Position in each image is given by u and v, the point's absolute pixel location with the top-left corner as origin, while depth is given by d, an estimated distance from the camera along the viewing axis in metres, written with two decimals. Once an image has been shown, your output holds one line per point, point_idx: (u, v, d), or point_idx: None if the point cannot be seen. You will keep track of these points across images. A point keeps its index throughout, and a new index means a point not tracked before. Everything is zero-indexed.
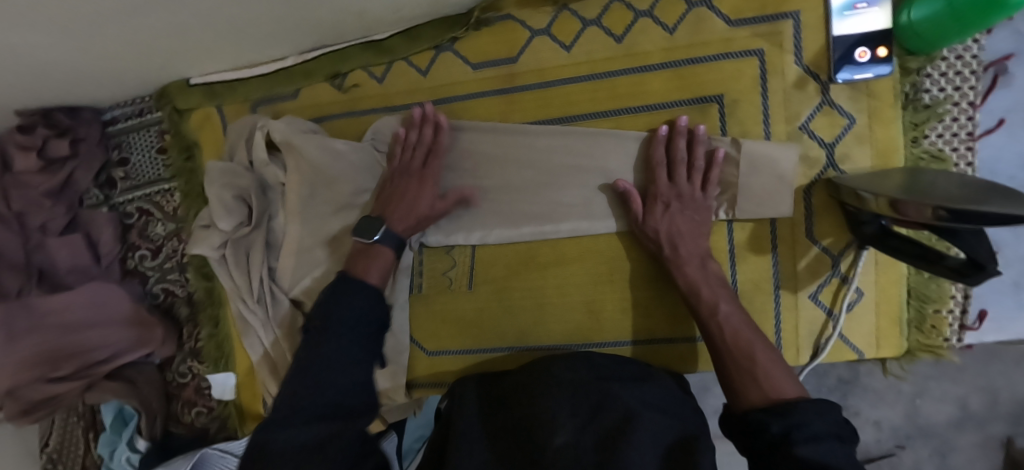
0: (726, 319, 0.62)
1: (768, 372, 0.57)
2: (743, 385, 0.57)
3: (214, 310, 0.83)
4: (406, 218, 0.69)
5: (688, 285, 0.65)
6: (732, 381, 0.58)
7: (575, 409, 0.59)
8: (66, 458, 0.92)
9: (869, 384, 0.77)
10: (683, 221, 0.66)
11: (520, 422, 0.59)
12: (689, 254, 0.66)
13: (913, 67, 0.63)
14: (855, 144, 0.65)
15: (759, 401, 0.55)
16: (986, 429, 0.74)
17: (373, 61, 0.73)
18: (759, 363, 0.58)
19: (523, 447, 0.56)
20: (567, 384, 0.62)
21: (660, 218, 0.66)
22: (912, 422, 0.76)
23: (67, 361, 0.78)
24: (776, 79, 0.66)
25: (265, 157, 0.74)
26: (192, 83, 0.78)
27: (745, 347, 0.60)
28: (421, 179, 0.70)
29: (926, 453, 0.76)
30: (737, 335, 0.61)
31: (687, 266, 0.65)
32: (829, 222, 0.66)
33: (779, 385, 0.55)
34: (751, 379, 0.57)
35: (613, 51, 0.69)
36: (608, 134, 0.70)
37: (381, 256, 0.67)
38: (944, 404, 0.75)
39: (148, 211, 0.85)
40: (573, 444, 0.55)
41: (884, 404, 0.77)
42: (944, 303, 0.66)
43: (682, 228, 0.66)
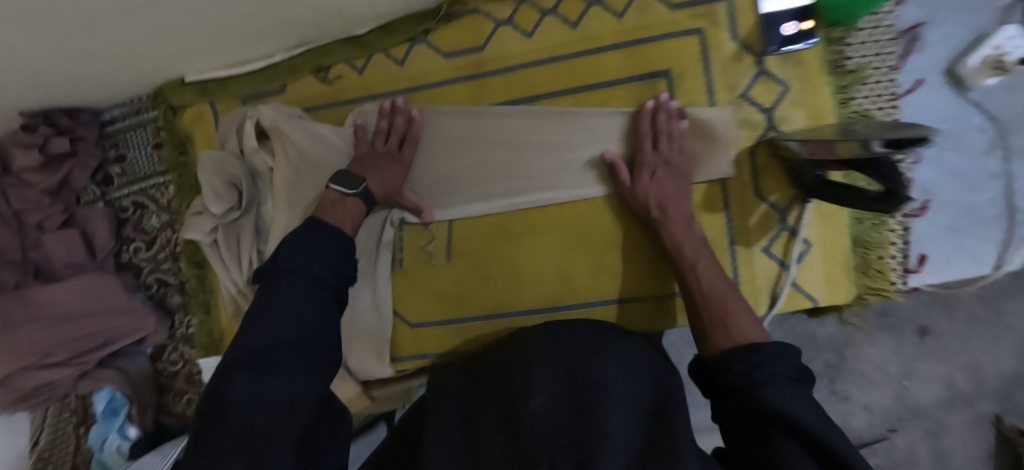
0: (700, 271, 0.67)
1: (740, 319, 0.61)
2: (719, 333, 0.61)
3: (205, 297, 0.86)
4: (380, 183, 0.74)
5: (676, 245, 0.69)
6: (708, 328, 0.62)
7: (559, 377, 0.54)
8: (56, 457, 0.93)
9: (856, 368, 0.83)
10: (671, 187, 0.71)
11: (498, 390, 0.54)
12: (677, 218, 0.70)
13: (835, 37, 0.71)
14: (790, 108, 0.72)
15: (730, 345, 0.59)
16: (975, 408, 0.80)
17: (354, 55, 0.80)
18: (731, 311, 0.62)
19: (498, 413, 0.51)
20: (545, 355, 0.58)
21: (653, 185, 0.71)
22: (902, 403, 0.82)
23: (64, 347, 0.81)
24: (716, 53, 0.73)
25: (254, 145, 0.79)
26: (186, 81, 0.84)
27: (718, 298, 0.64)
28: (392, 157, 0.76)
29: (919, 433, 0.81)
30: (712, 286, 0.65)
31: (674, 228, 0.69)
32: (774, 179, 0.72)
33: (749, 330, 0.59)
34: (724, 325, 0.61)
35: (569, 36, 0.76)
36: (569, 111, 0.77)
37: (352, 212, 0.71)
38: (932, 383, 0.81)
39: (142, 204, 0.90)
40: (548, 406, 0.50)
41: (873, 387, 0.82)
42: (885, 248, 0.71)
43: (673, 195, 0.70)
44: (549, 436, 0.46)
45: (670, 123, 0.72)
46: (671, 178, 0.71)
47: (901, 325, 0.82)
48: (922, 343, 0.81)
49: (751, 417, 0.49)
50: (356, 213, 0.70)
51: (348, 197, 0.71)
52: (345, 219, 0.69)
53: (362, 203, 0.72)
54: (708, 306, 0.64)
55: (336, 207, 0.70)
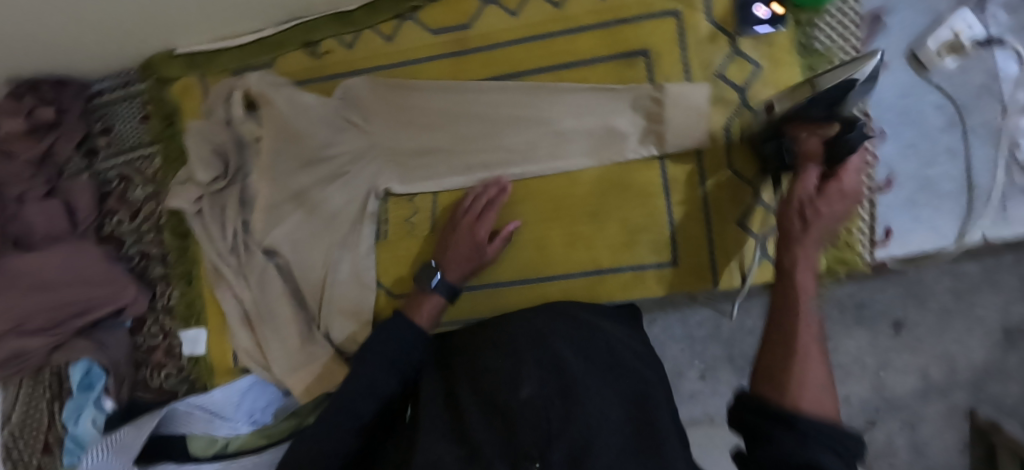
0: (799, 335, 0.50)
1: (806, 405, 0.46)
2: (784, 407, 0.46)
3: (187, 267, 0.87)
4: (460, 273, 0.75)
5: (799, 255, 0.54)
6: (776, 395, 0.47)
7: (549, 370, 0.54)
8: (29, 432, 0.92)
9: (836, 360, 0.86)
10: (837, 191, 0.55)
11: (490, 376, 0.56)
12: (821, 227, 0.55)
13: (802, 20, 0.74)
14: (762, 87, 0.75)
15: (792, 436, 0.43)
16: (951, 399, 0.83)
17: (341, 30, 0.82)
18: (806, 387, 0.47)
19: (487, 401, 0.53)
20: (525, 336, 0.59)
21: (826, 203, 0.55)
22: (880, 394, 0.85)
23: (38, 316, 0.81)
24: (692, 34, 0.76)
25: (242, 114, 0.80)
26: (176, 54, 0.85)
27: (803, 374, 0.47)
28: (474, 231, 0.76)
29: (897, 425, 0.84)
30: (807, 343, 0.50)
31: (809, 237, 0.54)
32: (749, 153, 0.75)
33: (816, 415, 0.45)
34: (794, 403, 0.46)
35: (551, 15, 0.79)
36: (550, 86, 0.78)
37: (429, 302, 0.74)
38: (907, 375, 0.84)
39: (128, 176, 0.90)
40: (538, 395, 0.51)
41: (852, 379, 0.85)
42: (853, 221, 0.74)
43: (827, 220, 0.55)
44: (537, 427, 0.48)
45: (648, 98, 0.75)
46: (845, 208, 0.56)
47: (876, 318, 0.84)
48: (897, 336, 0.84)
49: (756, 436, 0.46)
50: (434, 306, 0.73)
51: (427, 293, 0.74)
52: (420, 315, 0.72)
53: (442, 296, 0.74)
54: (777, 375, 0.48)
55: (416, 303, 0.74)
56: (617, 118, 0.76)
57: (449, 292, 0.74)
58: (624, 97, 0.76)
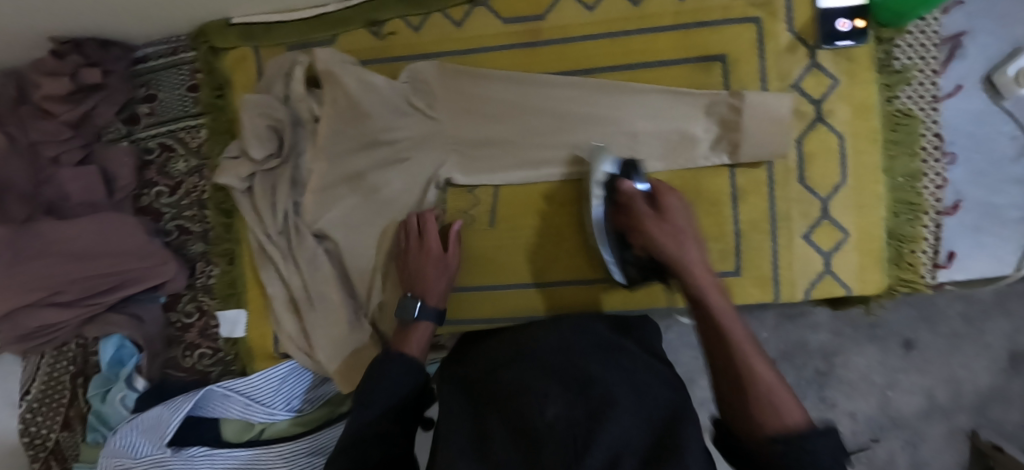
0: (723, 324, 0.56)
1: (775, 398, 0.49)
2: (760, 415, 0.48)
3: (230, 245, 0.83)
4: (439, 294, 0.73)
5: (687, 261, 0.62)
6: (739, 404, 0.50)
7: (571, 388, 0.49)
8: (47, 408, 0.88)
9: (845, 376, 0.89)
10: (674, 198, 0.67)
11: (503, 398, 0.52)
12: (683, 233, 0.65)
13: (886, 37, 0.74)
14: (838, 102, 0.75)
15: (779, 429, 0.46)
16: (953, 421, 0.87)
17: (409, 11, 0.79)
18: (762, 381, 0.50)
19: (509, 423, 0.48)
20: (545, 362, 0.55)
21: (676, 210, 0.67)
22: (885, 413, 0.88)
23: (75, 286, 0.77)
24: (771, 43, 0.75)
25: (303, 92, 0.77)
26: (233, 23, 0.82)
27: (754, 367, 0.52)
28: (427, 248, 0.73)
29: (899, 444, 0.88)
30: (740, 338, 0.54)
31: (682, 243, 0.64)
32: (820, 168, 0.75)
33: (787, 403, 0.48)
34: (766, 400, 0.49)
35: (628, 13, 0.77)
36: (622, 85, 0.77)
37: (421, 329, 0.69)
38: (913, 395, 0.87)
39: (170, 147, 0.86)
40: (563, 415, 0.46)
41: (859, 396, 0.89)
42: (918, 243, 0.74)
43: (686, 227, 0.66)
44: (562, 448, 0.42)
45: (725, 104, 0.74)
46: (687, 213, 0.67)
47: (887, 337, 0.88)
48: (908, 356, 0.87)
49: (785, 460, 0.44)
50: (423, 335, 0.68)
51: (417, 319, 0.69)
52: (411, 346, 0.67)
53: (430, 322, 0.70)
54: (737, 378, 0.52)
55: (405, 330, 0.69)
56: (689, 123, 0.75)
57: (435, 315, 0.71)
58: (700, 102, 0.75)
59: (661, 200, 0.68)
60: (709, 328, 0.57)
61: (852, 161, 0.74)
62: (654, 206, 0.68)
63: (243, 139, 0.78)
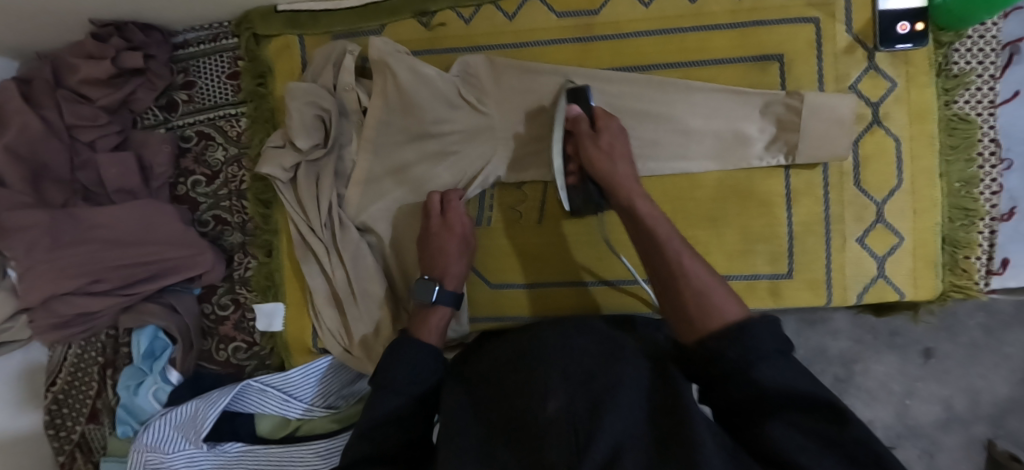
0: (657, 228, 0.60)
1: (710, 291, 0.53)
2: (698, 311, 0.51)
3: (270, 237, 0.81)
4: (457, 276, 0.71)
5: (623, 178, 0.65)
6: (680, 309, 0.53)
7: (573, 382, 0.48)
8: (74, 399, 0.86)
9: (863, 384, 0.86)
10: (614, 122, 0.69)
11: (511, 393, 0.51)
12: (618, 152, 0.67)
13: (944, 41, 0.73)
14: (894, 105, 0.74)
15: (718, 327, 0.49)
16: (970, 430, 0.85)
17: (461, 3, 0.78)
18: (691, 278, 0.54)
19: (516, 417, 0.48)
20: (555, 346, 0.53)
21: (614, 133, 0.68)
22: (903, 421, 0.86)
23: (113, 272, 0.75)
24: (828, 44, 0.75)
25: (352, 81, 0.76)
26: (278, 10, 0.80)
27: (686, 267, 0.55)
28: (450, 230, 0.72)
29: (916, 452, 0.86)
30: (669, 239, 0.58)
31: (617, 161, 0.66)
32: (874, 172, 0.74)
33: (724, 299, 0.51)
34: (705, 299, 0.52)
35: (685, 10, 0.76)
36: (678, 83, 0.75)
37: (440, 314, 0.67)
38: (931, 404, 0.85)
39: (208, 135, 0.84)
40: (565, 411, 0.45)
41: (878, 404, 0.86)
42: (973, 249, 0.74)
43: (618, 147, 0.68)
44: (564, 444, 0.43)
45: (781, 104, 0.73)
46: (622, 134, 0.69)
47: (907, 345, 0.85)
48: (926, 364, 0.85)
49: (760, 410, 0.45)
50: (441, 319, 0.66)
51: (436, 306, 0.68)
52: (428, 332, 0.65)
53: (448, 306, 0.68)
54: (671, 286, 0.55)
55: (422, 316, 0.67)
56: (745, 122, 0.74)
57: (454, 299, 0.69)
58: (760, 103, 0.74)
59: (597, 122, 0.69)
60: (648, 241, 0.60)
61: (908, 165, 0.74)
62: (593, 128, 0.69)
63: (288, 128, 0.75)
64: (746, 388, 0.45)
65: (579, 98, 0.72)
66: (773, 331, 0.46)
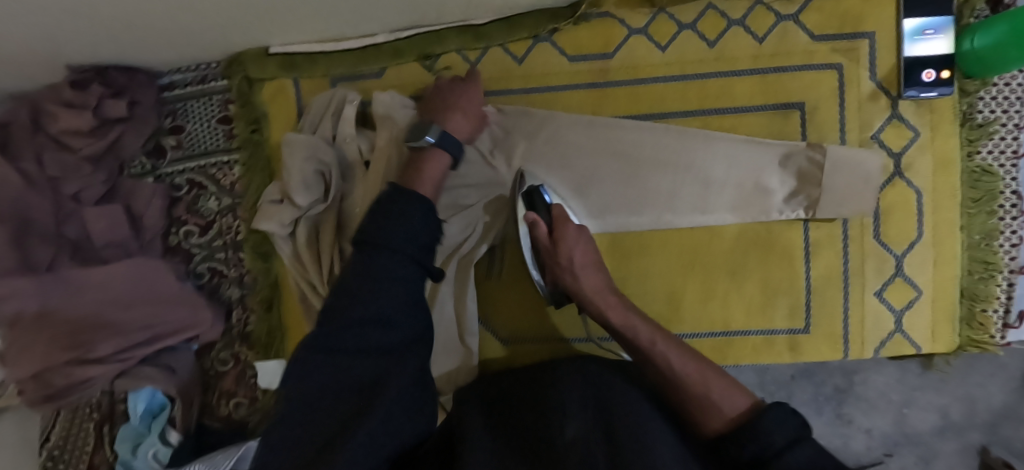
0: (640, 332, 0.62)
1: (709, 394, 0.55)
2: (701, 415, 0.54)
3: (270, 291, 0.78)
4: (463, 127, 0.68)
5: (592, 293, 0.65)
6: (682, 413, 0.55)
7: (591, 411, 0.48)
8: (69, 455, 0.80)
9: (862, 393, 0.83)
10: (573, 226, 0.68)
11: (524, 420, 0.50)
12: (585, 263, 0.67)
13: (969, 90, 0.71)
14: (918, 154, 0.72)
15: (724, 426, 0.52)
16: (965, 437, 0.82)
17: (468, 45, 0.74)
18: (686, 380, 0.57)
19: (528, 442, 0.47)
20: (574, 377, 0.53)
21: (573, 242, 0.67)
22: (900, 430, 0.83)
23: (107, 339, 0.72)
24: (852, 90, 0.72)
25: (354, 133, 0.72)
26: (270, 52, 0.75)
27: (678, 370, 0.58)
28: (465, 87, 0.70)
29: (912, 458, 0.83)
30: (654, 343, 0.60)
31: (582, 276, 0.66)
32: (895, 226, 0.73)
33: (726, 396, 0.54)
34: (703, 401, 0.54)
35: (705, 54, 0.72)
36: (698, 131, 0.72)
37: (439, 162, 0.65)
38: (928, 413, 0.82)
39: (200, 184, 0.80)
40: (583, 437, 0.44)
41: (876, 413, 0.83)
42: (991, 302, 0.73)
43: (584, 258, 0.67)
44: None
45: (803, 156, 0.70)
46: (585, 235, 0.68)
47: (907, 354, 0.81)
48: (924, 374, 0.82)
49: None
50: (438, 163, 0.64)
51: (436, 149, 0.65)
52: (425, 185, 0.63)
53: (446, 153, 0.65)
54: (670, 390, 0.57)
55: (418, 164, 0.64)
56: (767, 173, 0.71)
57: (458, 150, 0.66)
58: (779, 153, 0.71)
59: (554, 229, 0.68)
60: (635, 350, 0.62)
61: (930, 218, 0.72)
62: (553, 236, 0.68)
63: (287, 183, 0.71)
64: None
65: (535, 200, 0.70)
66: (784, 420, 0.46)
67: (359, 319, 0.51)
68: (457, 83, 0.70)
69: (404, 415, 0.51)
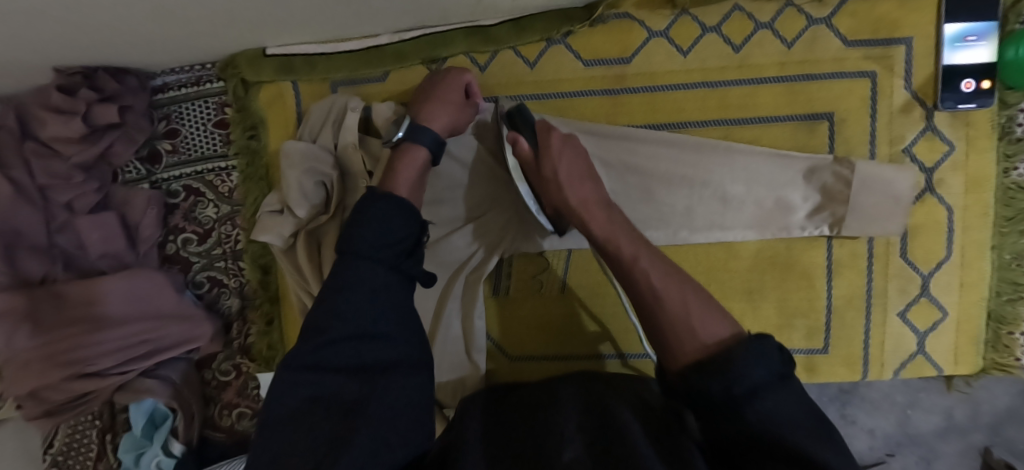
0: (621, 243, 0.55)
1: (690, 313, 0.48)
2: (677, 338, 0.47)
3: (270, 305, 0.76)
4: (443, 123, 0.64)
5: (577, 204, 0.59)
6: (659, 336, 0.49)
7: (590, 431, 0.47)
8: (73, 461, 0.80)
9: (867, 394, 0.79)
10: (558, 136, 0.62)
11: (519, 433, 0.49)
12: (571, 176, 0.60)
13: (1010, 102, 0.66)
14: (951, 171, 0.68)
15: (697, 351, 0.45)
16: (968, 438, 0.78)
17: (477, 48, 0.69)
18: (666, 302, 0.49)
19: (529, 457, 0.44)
20: (573, 400, 0.52)
21: (557, 155, 0.61)
22: (902, 430, 0.79)
23: (103, 356, 0.70)
24: (885, 101, 0.68)
25: (355, 142, 0.68)
26: (267, 54, 0.71)
27: (657, 288, 0.51)
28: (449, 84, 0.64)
29: (913, 459, 0.79)
30: (636, 260, 0.53)
31: (568, 187, 0.60)
32: (923, 246, 0.70)
33: (704, 322, 0.47)
34: (681, 323, 0.47)
35: (729, 61, 0.68)
36: (719, 143, 0.68)
37: (410, 155, 0.61)
38: (932, 414, 0.78)
39: (197, 191, 0.77)
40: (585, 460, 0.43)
41: (879, 413, 0.79)
42: (1018, 325, 0.70)
43: (570, 171, 0.61)
44: None
45: (829, 172, 0.66)
46: (571, 147, 0.62)
47: None
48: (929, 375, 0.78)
49: (743, 438, 0.40)
50: (412, 161, 0.61)
51: (407, 142, 0.62)
52: (398, 183, 0.59)
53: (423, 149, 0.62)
54: (648, 311, 0.51)
55: (393, 162, 0.61)
56: (791, 189, 0.67)
57: (434, 142, 0.63)
58: (804, 167, 0.67)
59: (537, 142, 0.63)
60: (616, 265, 0.55)
61: (959, 238, 0.69)
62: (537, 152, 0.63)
63: (286, 195, 0.67)
64: (738, 422, 0.40)
65: (517, 121, 0.65)
66: (761, 355, 0.41)
67: (345, 331, 0.49)
68: (436, 76, 0.66)
69: (399, 424, 0.47)
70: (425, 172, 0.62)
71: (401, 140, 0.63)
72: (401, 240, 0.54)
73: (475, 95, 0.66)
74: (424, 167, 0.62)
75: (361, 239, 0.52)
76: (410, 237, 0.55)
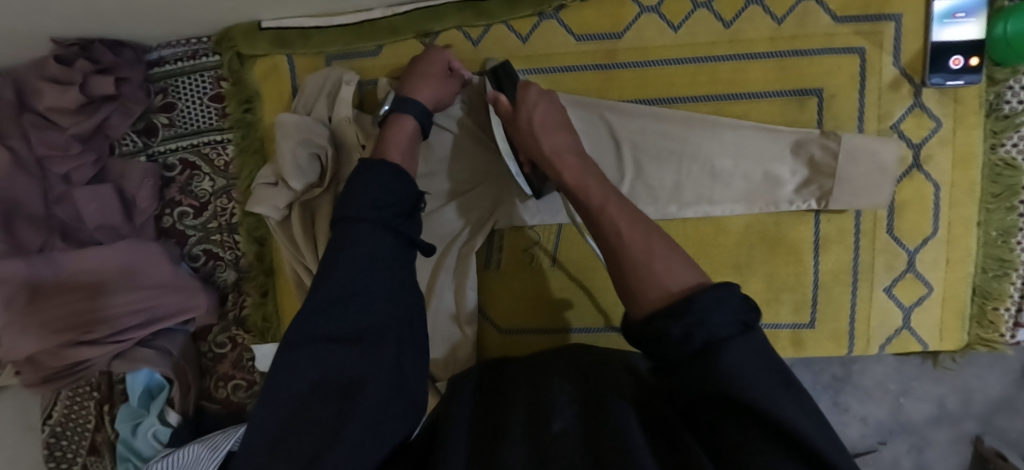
0: (596, 189, 0.53)
1: (654, 259, 0.45)
2: (639, 280, 0.45)
3: (265, 277, 0.77)
4: (431, 98, 0.64)
5: (549, 151, 0.58)
6: (621, 287, 0.46)
7: (581, 403, 0.47)
8: (72, 432, 0.81)
9: (860, 382, 0.80)
10: (535, 90, 0.62)
11: (518, 409, 0.47)
12: (545, 123, 0.60)
13: (999, 78, 0.66)
14: (939, 147, 0.69)
15: (660, 301, 0.42)
16: (960, 427, 0.79)
17: (469, 22, 0.70)
18: (631, 248, 0.47)
19: (525, 431, 0.43)
20: (569, 372, 0.52)
21: (533, 104, 0.61)
22: (895, 419, 0.80)
23: (99, 324, 0.72)
24: (874, 78, 0.68)
25: (349, 115, 0.69)
26: (262, 27, 0.72)
27: (624, 234, 0.48)
28: (430, 64, 0.66)
29: (905, 447, 0.80)
30: (604, 207, 0.51)
31: (543, 136, 0.59)
32: (909, 222, 0.70)
33: (668, 268, 0.44)
34: (646, 272, 0.45)
35: (719, 36, 0.68)
36: (709, 118, 0.69)
37: (400, 124, 0.61)
38: (924, 403, 0.79)
39: (193, 164, 0.78)
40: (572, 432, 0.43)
41: (873, 402, 0.80)
42: (1003, 300, 0.71)
43: (545, 119, 0.61)
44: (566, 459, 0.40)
45: (816, 144, 0.67)
46: (549, 99, 0.62)
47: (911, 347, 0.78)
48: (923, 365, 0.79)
49: (715, 401, 0.38)
50: (404, 129, 0.61)
51: (395, 112, 0.62)
52: (390, 148, 0.59)
53: (414, 118, 0.62)
54: (613, 259, 0.48)
55: (383, 131, 0.61)
56: (778, 163, 0.68)
57: (422, 113, 0.63)
58: (791, 141, 0.68)
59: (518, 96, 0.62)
60: (585, 213, 0.53)
61: (946, 214, 0.70)
62: (514, 104, 0.62)
63: (280, 165, 0.67)
64: (703, 373, 0.37)
65: (500, 78, 0.67)
66: (725, 301, 0.39)
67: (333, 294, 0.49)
68: (423, 52, 0.68)
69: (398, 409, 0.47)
70: (416, 141, 0.62)
71: (390, 113, 0.63)
72: (399, 209, 0.54)
73: (459, 69, 0.68)
74: (414, 135, 0.62)
75: (360, 204, 0.52)
76: (408, 199, 0.55)
